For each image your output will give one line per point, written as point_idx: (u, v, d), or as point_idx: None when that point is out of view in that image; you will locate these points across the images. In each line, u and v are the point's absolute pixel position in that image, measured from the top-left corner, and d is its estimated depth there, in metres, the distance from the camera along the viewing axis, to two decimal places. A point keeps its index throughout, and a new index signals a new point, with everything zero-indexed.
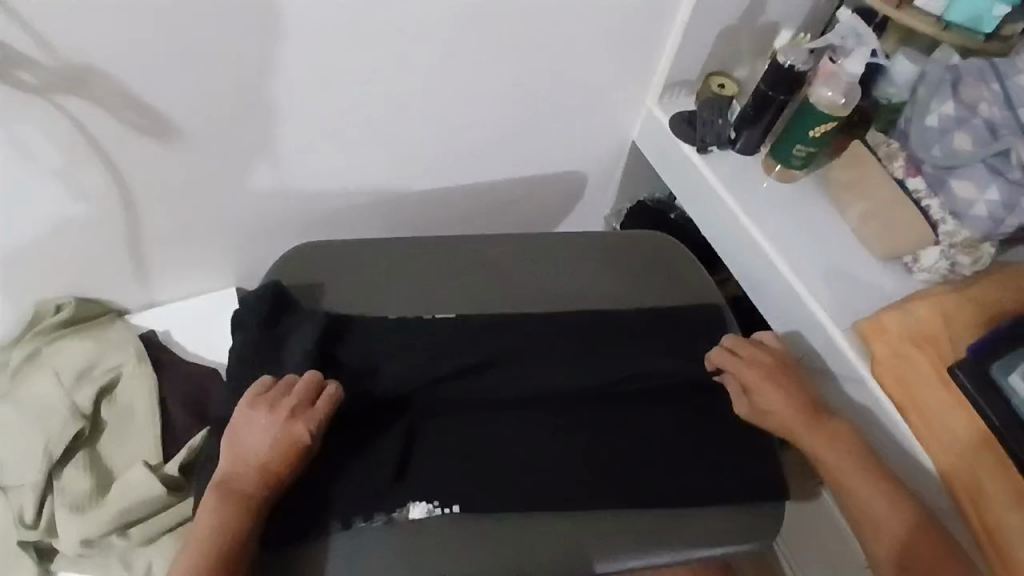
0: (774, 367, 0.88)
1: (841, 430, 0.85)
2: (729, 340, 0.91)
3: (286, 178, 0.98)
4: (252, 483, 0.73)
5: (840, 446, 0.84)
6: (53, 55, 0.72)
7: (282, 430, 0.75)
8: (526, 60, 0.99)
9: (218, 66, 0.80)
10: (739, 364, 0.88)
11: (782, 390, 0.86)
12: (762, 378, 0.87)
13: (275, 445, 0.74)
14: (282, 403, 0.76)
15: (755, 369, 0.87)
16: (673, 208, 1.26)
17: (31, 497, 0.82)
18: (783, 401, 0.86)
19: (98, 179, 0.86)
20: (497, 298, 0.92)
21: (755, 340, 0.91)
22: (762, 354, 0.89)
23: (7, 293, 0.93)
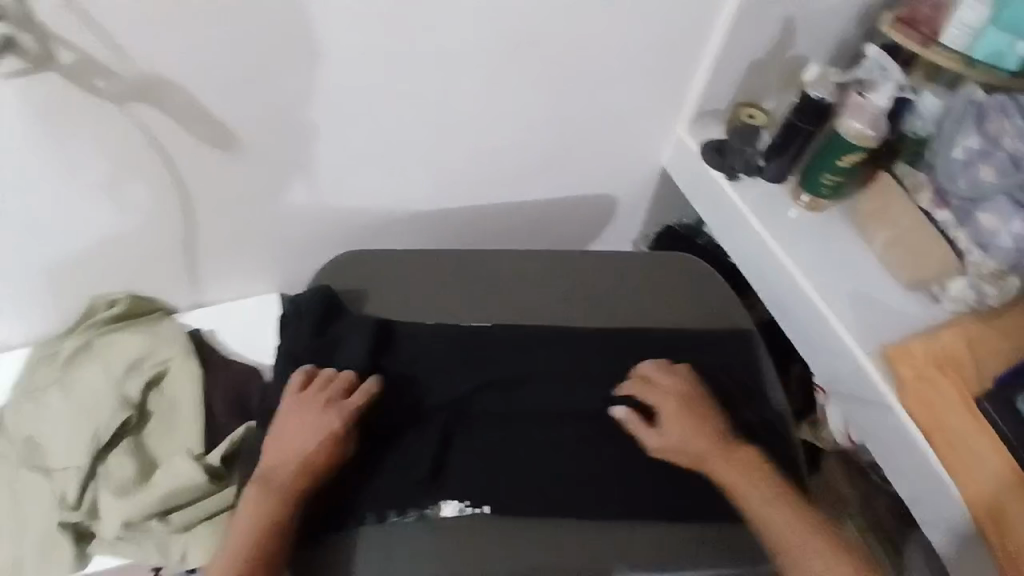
0: (688, 394, 0.84)
1: (747, 458, 0.81)
2: (647, 367, 0.87)
3: (332, 190, 1.02)
4: (292, 478, 0.76)
5: (746, 476, 0.79)
6: (130, 66, 0.77)
7: (318, 422, 0.78)
8: (564, 86, 1.03)
9: (275, 80, 0.86)
10: (649, 390, 0.85)
11: (694, 417, 0.82)
12: (673, 404, 0.83)
13: (311, 439, 0.77)
14: (318, 396, 0.80)
15: (664, 397, 0.84)
16: (701, 231, 1.29)
17: (76, 480, 0.85)
18: (693, 430, 0.82)
19: (157, 184, 0.91)
20: (530, 311, 0.95)
21: (672, 365, 0.88)
22: (675, 379, 0.85)
23: (66, 287, 0.98)
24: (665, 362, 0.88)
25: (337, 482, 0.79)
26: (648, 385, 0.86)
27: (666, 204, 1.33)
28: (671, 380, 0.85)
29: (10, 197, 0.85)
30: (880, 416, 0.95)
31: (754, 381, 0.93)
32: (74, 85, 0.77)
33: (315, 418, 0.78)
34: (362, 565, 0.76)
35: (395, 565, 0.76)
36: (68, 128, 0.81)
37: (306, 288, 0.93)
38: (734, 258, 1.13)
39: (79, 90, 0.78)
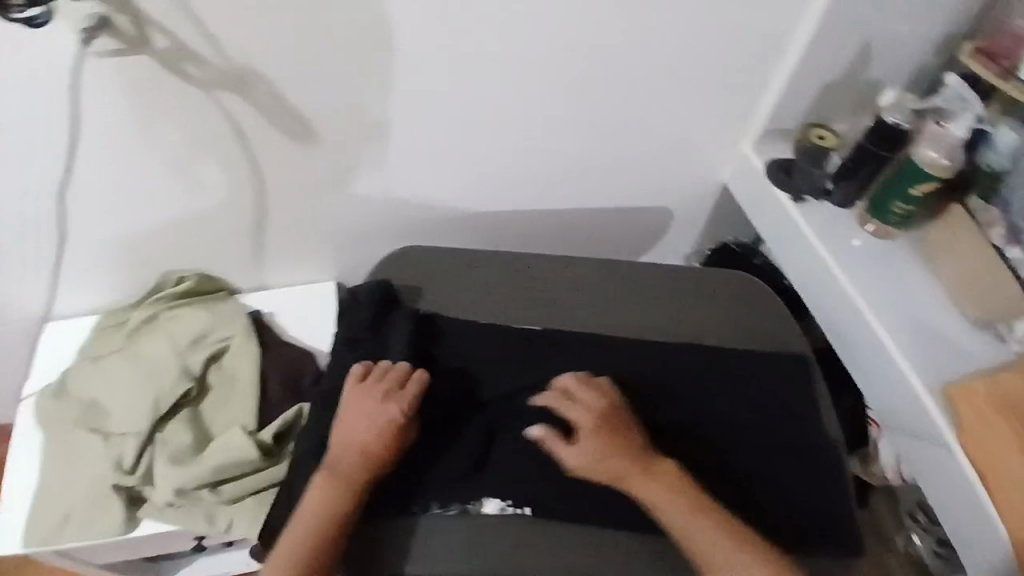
0: (607, 409, 0.80)
1: (674, 477, 0.78)
2: (567, 381, 0.83)
3: (395, 185, 1.04)
4: (357, 467, 0.77)
5: (671, 497, 0.77)
6: (220, 56, 0.80)
7: (379, 412, 0.79)
8: (630, 95, 1.03)
9: (352, 75, 0.88)
10: (569, 406, 0.81)
11: (615, 435, 0.79)
12: (593, 421, 0.79)
13: (373, 429, 0.78)
14: (378, 387, 0.81)
15: (584, 415, 0.80)
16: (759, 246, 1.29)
17: (134, 444, 0.89)
18: (613, 448, 0.78)
19: (231, 167, 0.94)
20: (579, 317, 0.95)
21: (591, 378, 0.84)
22: (593, 394, 0.81)
23: (139, 261, 1.03)
24: (584, 374, 0.84)
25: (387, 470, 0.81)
26: (569, 400, 0.82)
27: (724, 220, 1.31)
28: (593, 396, 0.81)
29: (92, 168, 0.89)
30: (934, 456, 0.91)
31: (807, 408, 0.91)
32: (164, 68, 0.80)
33: (375, 407, 0.79)
34: (403, 553, 0.78)
35: (434, 556, 0.77)
36: (154, 108, 0.84)
37: (364, 282, 0.95)
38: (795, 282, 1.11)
39: (168, 73, 0.81)
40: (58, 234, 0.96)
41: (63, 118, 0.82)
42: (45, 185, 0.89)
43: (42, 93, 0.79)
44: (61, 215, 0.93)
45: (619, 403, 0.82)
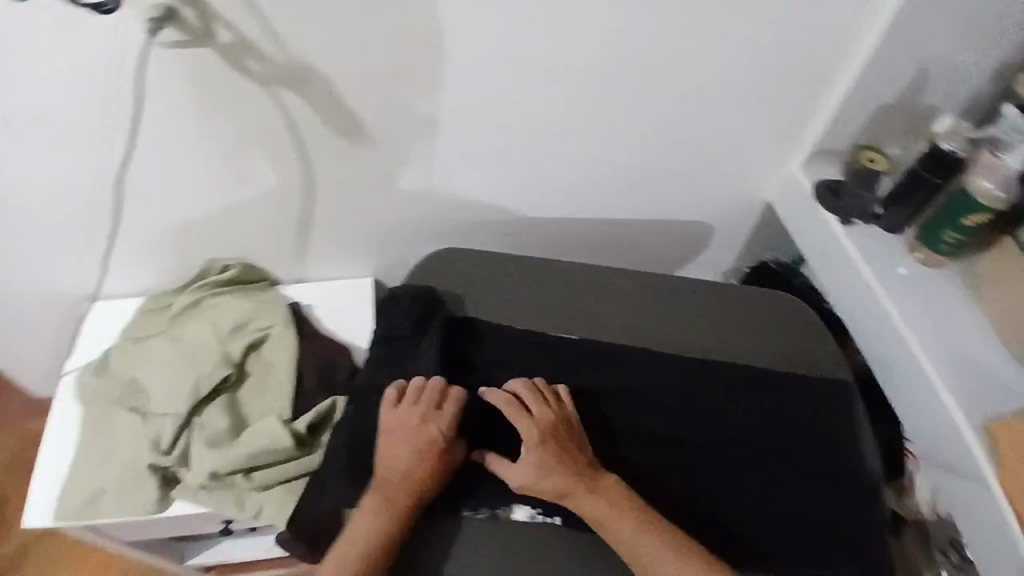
0: (555, 423, 0.81)
1: (617, 492, 0.78)
2: (520, 395, 0.84)
3: (440, 186, 1.05)
4: (404, 492, 0.77)
5: (614, 511, 0.76)
6: (280, 52, 0.82)
7: (420, 435, 0.79)
8: (680, 109, 1.03)
9: (408, 77, 0.89)
10: (519, 416, 0.81)
11: (560, 449, 0.79)
12: (541, 433, 0.80)
13: (416, 454, 0.78)
14: (416, 408, 0.81)
15: (531, 428, 0.80)
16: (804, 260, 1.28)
17: (172, 425, 0.91)
18: (558, 461, 0.78)
19: (281, 161, 0.95)
20: (615, 331, 0.95)
21: (543, 391, 0.84)
22: (545, 407, 0.82)
23: (187, 247, 1.05)
24: (537, 386, 0.85)
25: None
26: (522, 413, 0.82)
27: (763, 238, 1.29)
28: (542, 409, 0.82)
29: (149, 154, 0.91)
30: (973, 494, 0.90)
31: (845, 435, 0.89)
32: (227, 62, 0.82)
33: (416, 430, 0.79)
34: (429, 552, 0.79)
35: (460, 558, 0.78)
36: (214, 100, 0.86)
37: (403, 284, 0.96)
38: (840, 309, 1.10)
39: (230, 67, 0.83)
40: (113, 217, 0.98)
41: (126, 106, 0.84)
42: (104, 169, 0.91)
43: (109, 81, 0.81)
44: (116, 199, 0.96)
45: (567, 418, 0.82)
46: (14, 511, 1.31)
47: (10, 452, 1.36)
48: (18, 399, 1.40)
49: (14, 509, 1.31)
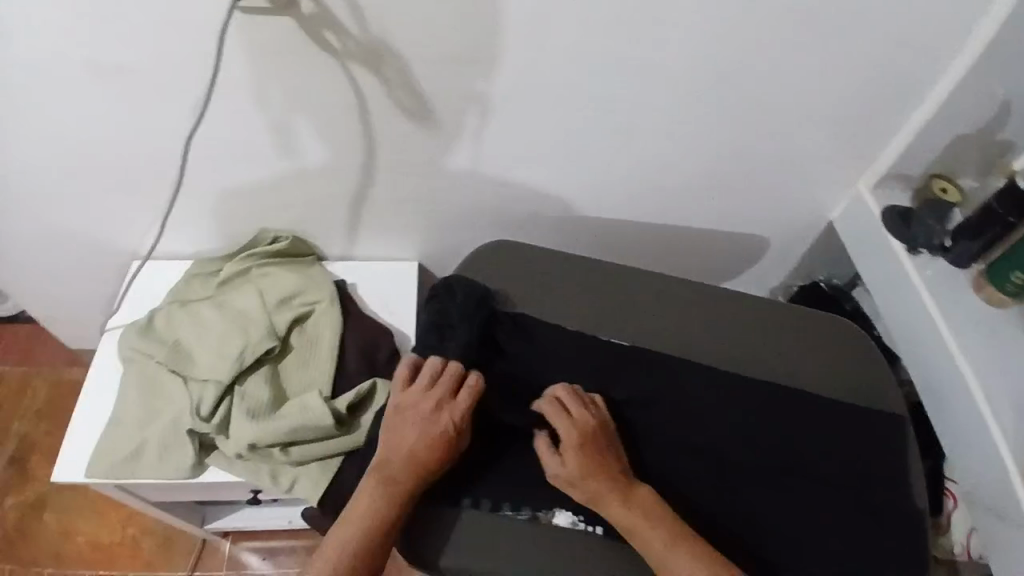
0: (594, 428, 0.79)
1: (652, 503, 0.76)
2: (562, 396, 0.81)
3: (500, 175, 1.04)
4: (405, 473, 0.76)
5: (646, 522, 0.74)
6: (362, 28, 0.81)
7: (432, 420, 0.78)
8: (753, 120, 1.00)
9: (486, 64, 0.88)
10: (559, 417, 0.79)
11: (599, 455, 0.77)
12: (580, 437, 0.77)
13: (423, 439, 0.77)
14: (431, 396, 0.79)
15: (572, 431, 0.78)
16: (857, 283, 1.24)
17: (213, 393, 0.90)
18: (596, 467, 0.77)
19: (347, 137, 0.95)
20: (668, 340, 0.92)
21: (584, 395, 0.82)
22: (585, 410, 0.80)
23: (243, 213, 1.05)
24: (578, 389, 0.83)
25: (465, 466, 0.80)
26: (564, 414, 0.80)
27: (816, 257, 1.26)
28: (583, 412, 0.80)
29: (218, 117, 0.91)
30: None
31: (898, 470, 0.86)
32: (308, 34, 0.81)
33: (427, 416, 0.78)
34: (465, 549, 0.77)
35: (498, 558, 0.77)
36: (289, 70, 0.85)
37: (457, 272, 0.95)
38: (899, 341, 1.07)
39: (310, 40, 0.82)
40: (176, 177, 0.99)
41: (203, 69, 0.84)
42: (172, 128, 0.92)
43: (191, 42, 0.81)
44: (181, 159, 0.96)
45: (606, 424, 0.80)
46: (41, 460, 1.33)
47: (44, 399, 1.38)
48: (56, 347, 1.42)
49: (42, 458, 1.33)
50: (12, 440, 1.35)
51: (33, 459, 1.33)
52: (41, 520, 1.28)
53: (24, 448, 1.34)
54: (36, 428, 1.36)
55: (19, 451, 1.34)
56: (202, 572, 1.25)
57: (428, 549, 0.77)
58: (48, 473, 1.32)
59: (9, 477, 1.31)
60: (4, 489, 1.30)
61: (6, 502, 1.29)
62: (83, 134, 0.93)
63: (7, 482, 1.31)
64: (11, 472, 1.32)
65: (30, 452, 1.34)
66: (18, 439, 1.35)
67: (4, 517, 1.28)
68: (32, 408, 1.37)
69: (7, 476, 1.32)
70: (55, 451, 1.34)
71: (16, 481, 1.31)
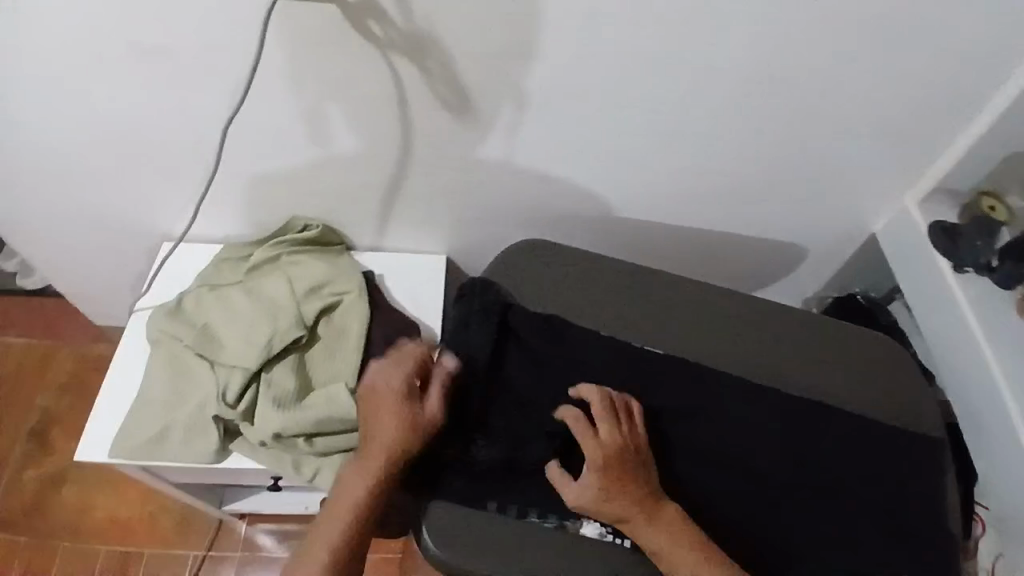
0: (621, 448, 0.77)
1: (681, 526, 0.74)
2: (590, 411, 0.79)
3: (536, 172, 1.03)
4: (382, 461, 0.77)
5: (674, 545, 0.73)
6: (408, 19, 0.79)
7: (407, 411, 0.78)
8: (800, 127, 0.97)
9: (529, 59, 0.86)
10: (584, 434, 0.77)
11: (624, 477, 0.75)
12: (604, 457, 0.76)
13: (400, 429, 0.77)
14: (390, 379, 0.80)
15: (597, 452, 0.76)
16: (895, 298, 1.21)
17: (240, 379, 0.90)
18: (620, 489, 0.74)
19: (383, 127, 0.94)
20: (701, 349, 0.91)
21: (616, 409, 0.80)
22: (614, 428, 0.78)
23: (276, 200, 1.05)
24: (611, 400, 0.81)
25: (494, 468, 0.79)
26: (590, 433, 0.77)
27: (852, 269, 1.23)
28: (610, 431, 0.77)
29: (256, 103, 0.90)
30: None
31: (935, 496, 0.83)
32: (350, 22, 0.80)
33: (402, 407, 0.79)
34: (491, 554, 0.76)
35: (523, 564, 0.76)
36: (330, 58, 0.84)
37: (490, 271, 0.94)
38: (940, 360, 1.03)
39: (353, 28, 0.80)
40: (210, 161, 0.99)
41: (245, 53, 0.83)
42: (208, 111, 0.91)
43: (234, 25, 0.80)
44: (216, 143, 0.96)
45: (632, 443, 0.78)
46: (62, 435, 1.34)
47: (67, 374, 1.40)
48: (81, 322, 1.44)
49: (63, 432, 1.35)
50: (35, 412, 1.36)
51: (54, 433, 1.35)
52: (60, 493, 1.29)
53: (46, 421, 1.36)
54: (58, 402, 1.37)
55: (41, 424, 1.35)
56: (217, 553, 1.26)
57: (451, 550, 0.76)
58: (69, 447, 1.33)
59: (31, 450, 1.33)
60: (26, 461, 1.32)
61: (27, 474, 1.31)
62: (120, 115, 0.92)
63: (29, 454, 1.33)
64: (33, 445, 1.33)
65: (52, 426, 1.35)
66: (41, 412, 1.36)
67: (24, 488, 1.30)
68: (55, 382, 1.39)
69: (29, 448, 1.33)
70: (76, 426, 1.35)
71: (38, 454, 1.33)
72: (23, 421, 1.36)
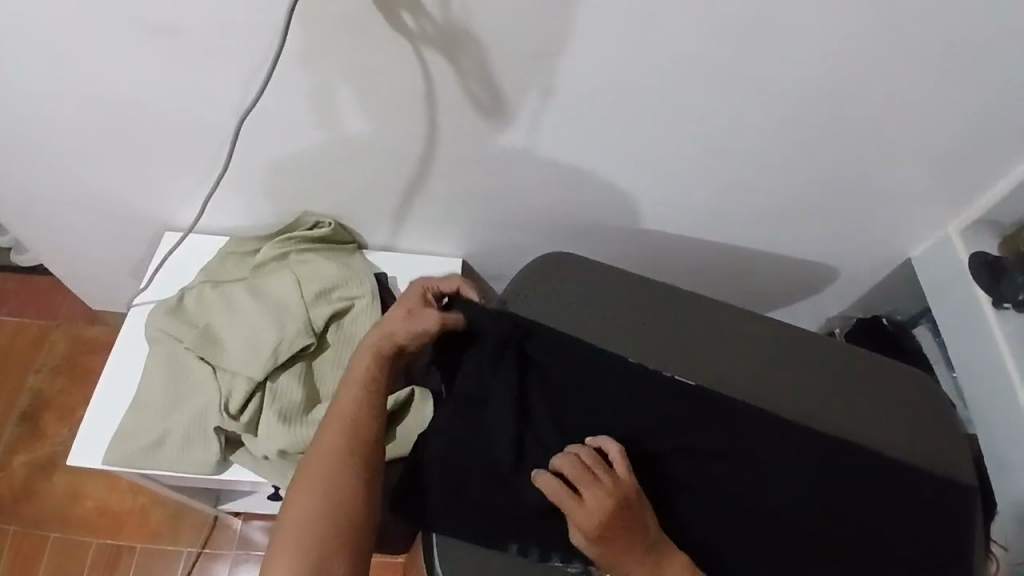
0: (613, 508, 0.71)
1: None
2: (571, 472, 0.73)
3: (564, 178, 0.98)
4: (373, 357, 0.83)
5: None
6: (444, 12, 0.74)
7: (401, 313, 0.85)
8: (844, 149, 0.93)
9: (568, 61, 0.81)
10: (570, 508, 0.71)
11: (621, 537, 0.71)
12: (596, 526, 0.70)
13: (393, 325, 0.84)
14: (411, 288, 0.89)
15: (589, 521, 0.70)
16: (920, 322, 1.19)
17: (243, 388, 0.87)
18: (624, 550, 0.71)
19: (407, 125, 0.88)
20: (732, 379, 0.87)
21: (594, 468, 0.73)
22: (597, 491, 0.71)
23: (289, 195, 1.00)
24: (586, 460, 0.74)
25: (508, 503, 0.75)
26: (577, 499, 0.72)
27: (877, 293, 1.20)
28: (597, 493, 0.71)
29: (274, 92, 0.84)
30: None
31: (968, 554, 0.78)
32: (381, 13, 0.74)
33: (405, 312, 0.85)
34: None
35: None
36: (357, 50, 0.78)
37: (513, 287, 0.90)
38: (970, 395, 1.00)
39: (385, 20, 0.75)
40: (221, 151, 0.93)
41: (266, 40, 0.78)
42: (221, 99, 0.85)
43: (255, 8, 0.74)
44: (229, 132, 0.90)
45: (627, 498, 0.72)
46: (54, 419, 1.30)
47: (60, 356, 1.35)
48: (78, 303, 1.39)
49: (55, 416, 1.30)
50: (26, 395, 1.32)
51: (46, 417, 1.30)
52: (50, 480, 1.25)
53: (37, 404, 1.31)
54: (51, 383, 1.33)
55: (32, 407, 1.31)
56: (211, 550, 1.23)
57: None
58: (60, 433, 1.29)
59: (21, 433, 1.28)
60: (16, 445, 1.28)
61: (15, 459, 1.26)
62: (126, 97, 0.86)
63: (18, 438, 1.28)
64: (23, 428, 1.29)
65: (44, 409, 1.31)
66: (32, 394, 1.32)
67: (12, 474, 1.25)
68: (48, 363, 1.34)
69: (19, 432, 1.29)
70: (69, 411, 1.31)
71: (28, 438, 1.28)
72: (14, 402, 1.31)
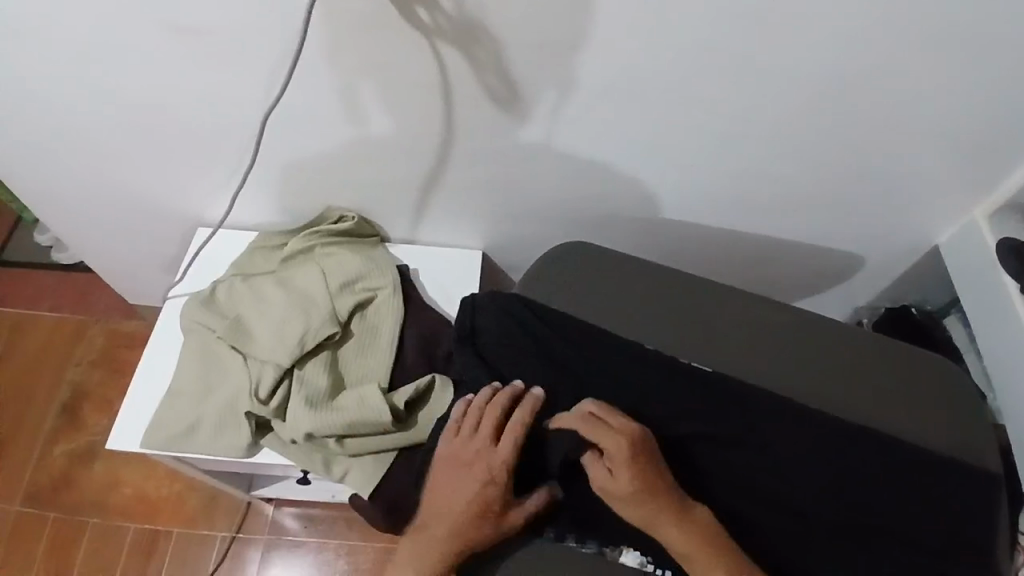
0: (639, 436, 0.74)
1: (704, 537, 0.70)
2: (597, 408, 0.77)
3: (581, 168, 0.99)
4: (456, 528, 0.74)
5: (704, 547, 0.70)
6: (456, 5, 0.76)
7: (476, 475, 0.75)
8: (864, 133, 0.91)
9: (583, 53, 0.82)
10: (599, 433, 0.74)
11: (650, 464, 0.73)
12: (628, 446, 0.73)
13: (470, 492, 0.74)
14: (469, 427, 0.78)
15: (622, 441, 0.73)
16: (952, 312, 1.18)
17: (271, 374, 0.91)
18: (655, 476, 0.72)
19: (424, 118, 0.90)
20: (750, 364, 0.87)
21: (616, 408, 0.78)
22: (626, 419, 0.75)
23: (312, 191, 1.04)
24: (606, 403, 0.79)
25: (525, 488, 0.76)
26: (606, 425, 0.75)
27: (904, 282, 1.18)
28: (626, 420, 0.75)
29: (296, 87, 0.87)
30: None
31: (990, 543, 0.77)
32: (397, 9, 0.76)
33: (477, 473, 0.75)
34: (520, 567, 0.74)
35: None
36: (375, 44, 0.81)
37: (534, 276, 0.92)
38: (998, 382, 0.98)
39: (400, 16, 0.77)
40: (247, 148, 0.97)
41: (287, 38, 0.81)
42: (245, 96, 0.89)
43: (276, 9, 0.77)
44: (254, 129, 0.94)
45: (649, 435, 0.76)
46: (93, 410, 1.36)
47: (98, 349, 1.41)
48: (114, 299, 1.45)
49: (93, 407, 1.36)
50: (66, 388, 1.38)
51: (85, 408, 1.36)
52: (89, 467, 1.32)
53: (77, 395, 1.38)
54: (89, 376, 1.39)
55: (73, 398, 1.37)
56: (245, 535, 1.28)
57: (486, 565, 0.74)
58: (98, 423, 1.35)
59: (61, 424, 1.35)
60: (57, 435, 1.34)
61: (57, 448, 1.33)
62: (156, 98, 0.91)
63: (59, 429, 1.35)
64: (63, 419, 1.36)
65: (83, 400, 1.37)
66: (72, 386, 1.38)
67: (52, 463, 1.32)
68: (87, 356, 1.41)
69: (59, 422, 1.35)
70: (107, 402, 1.37)
71: (68, 429, 1.35)
72: (55, 394, 1.38)
